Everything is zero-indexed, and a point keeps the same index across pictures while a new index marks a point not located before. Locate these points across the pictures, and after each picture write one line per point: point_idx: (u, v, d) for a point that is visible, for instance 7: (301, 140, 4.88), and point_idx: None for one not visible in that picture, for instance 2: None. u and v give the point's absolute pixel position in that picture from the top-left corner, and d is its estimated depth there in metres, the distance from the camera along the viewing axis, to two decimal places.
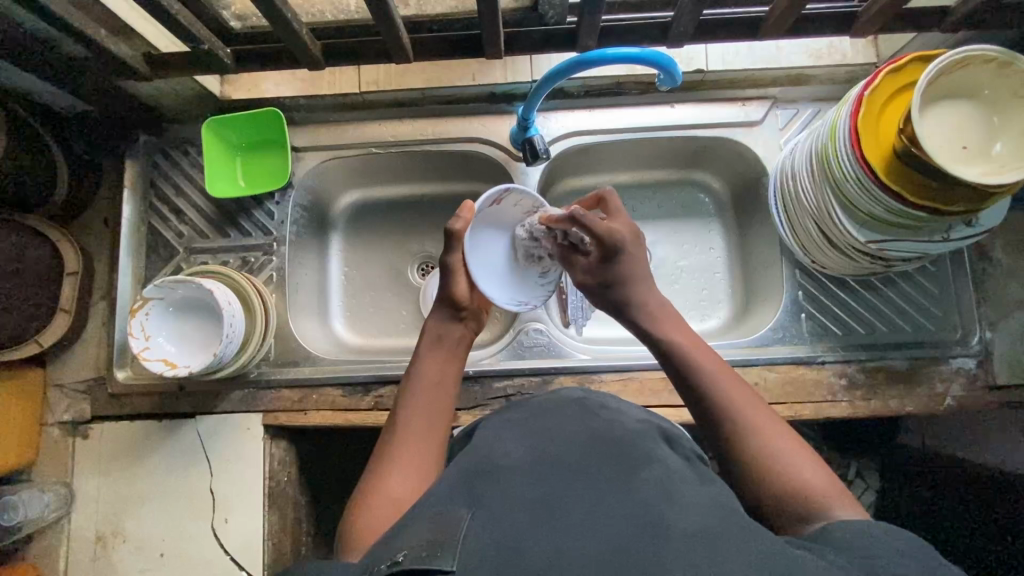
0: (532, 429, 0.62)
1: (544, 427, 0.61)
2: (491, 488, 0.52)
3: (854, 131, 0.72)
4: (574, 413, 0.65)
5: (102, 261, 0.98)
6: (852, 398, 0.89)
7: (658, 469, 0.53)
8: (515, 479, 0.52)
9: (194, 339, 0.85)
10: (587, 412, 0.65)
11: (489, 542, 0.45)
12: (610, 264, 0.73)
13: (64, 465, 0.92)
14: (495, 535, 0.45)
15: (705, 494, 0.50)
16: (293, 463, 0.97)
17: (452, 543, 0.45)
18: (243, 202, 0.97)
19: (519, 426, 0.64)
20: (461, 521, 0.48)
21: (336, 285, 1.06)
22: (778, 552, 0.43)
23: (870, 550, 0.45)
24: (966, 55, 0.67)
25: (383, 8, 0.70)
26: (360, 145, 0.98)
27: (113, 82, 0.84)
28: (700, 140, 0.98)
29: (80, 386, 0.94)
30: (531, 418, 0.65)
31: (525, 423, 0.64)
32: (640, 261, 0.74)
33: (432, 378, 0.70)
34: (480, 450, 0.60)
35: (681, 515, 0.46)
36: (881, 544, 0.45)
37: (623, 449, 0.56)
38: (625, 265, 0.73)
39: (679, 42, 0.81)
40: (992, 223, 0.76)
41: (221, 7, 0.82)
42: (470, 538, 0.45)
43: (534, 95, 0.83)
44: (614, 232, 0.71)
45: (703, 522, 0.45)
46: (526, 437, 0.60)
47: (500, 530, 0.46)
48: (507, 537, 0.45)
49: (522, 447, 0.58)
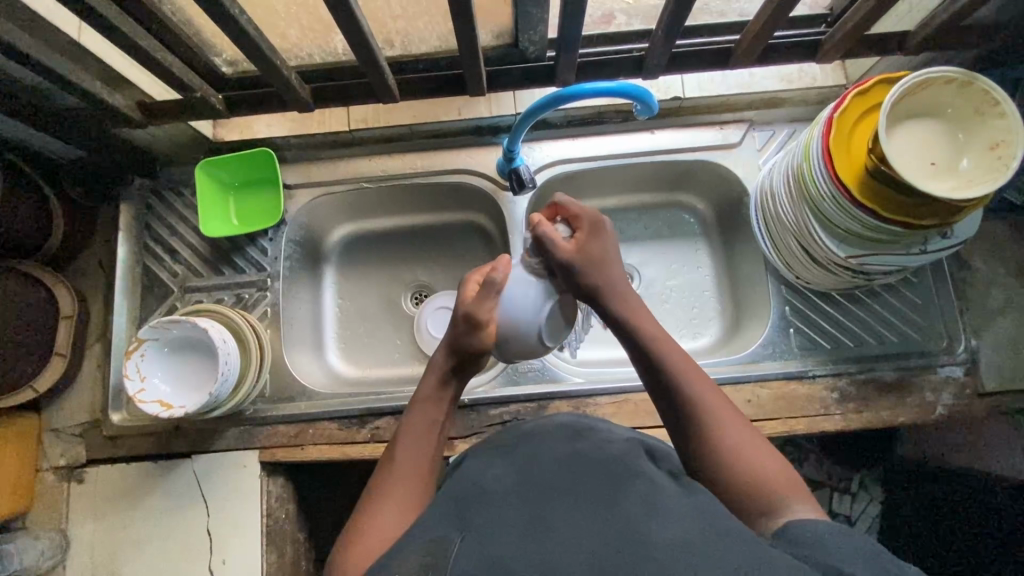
0: (518, 453, 0.63)
1: (532, 450, 0.62)
2: (479, 510, 0.53)
3: (827, 151, 0.74)
4: (564, 435, 0.65)
5: (96, 303, 0.98)
6: (845, 411, 0.90)
7: (640, 480, 0.54)
8: (501, 503, 0.52)
9: (189, 381, 0.85)
10: (575, 434, 0.65)
11: (474, 561, 0.46)
12: (589, 274, 0.70)
13: (60, 511, 0.91)
14: (484, 555, 0.47)
15: (689, 503, 0.51)
16: (291, 499, 0.96)
17: (445, 563, 0.46)
18: (237, 239, 0.99)
19: (507, 454, 0.64)
20: (448, 545, 0.48)
21: (331, 318, 1.07)
22: (756, 558, 0.44)
23: (842, 546, 0.47)
24: (927, 78, 0.70)
25: (369, 52, 0.73)
26: (351, 180, 1.00)
27: (109, 131, 0.86)
28: (681, 164, 1.01)
29: (75, 430, 0.94)
30: (520, 443, 0.66)
31: (516, 446, 0.65)
32: (615, 267, 0.71)
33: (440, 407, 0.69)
34: (474, 475, 0.61)
35: (659, 531, 0.47)
36: (861, 545, 0.47)
37: (608, 465, 0.57)
38: (594, 275, 0.70)
39: (654, 73, 0.85)
40: (966, 235, 0.78)
41: (212, 53, 0.81)
42: (459, 559, 0.47)
43: (517, 128, 0.86)
44: (588, 247, 0.70)
45: (683, 530, 0.47)
46: (513, 462, 0.61)
47: (489, 548, 0.47)
48: (494, 559, 0.46)
49: (511, 471, 0.59)
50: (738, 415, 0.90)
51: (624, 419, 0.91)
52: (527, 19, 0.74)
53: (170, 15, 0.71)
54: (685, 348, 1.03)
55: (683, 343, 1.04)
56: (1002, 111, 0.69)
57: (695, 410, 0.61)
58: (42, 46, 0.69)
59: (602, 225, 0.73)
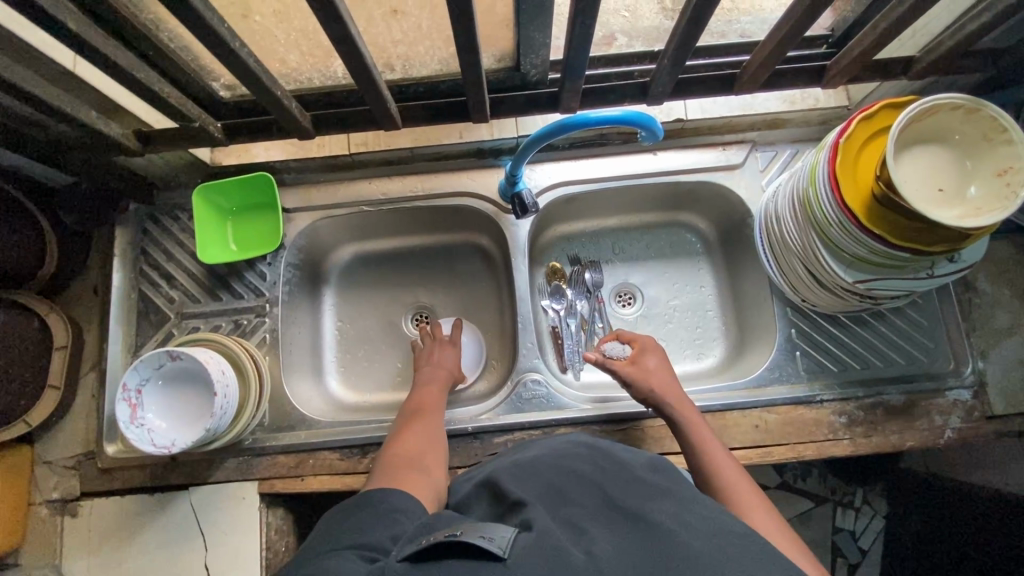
0: (544, 465, 0.63)
1: (557, 463, 0.63)
2: (523, 512, 0.53)
3: (833, 176, 0.74)
4: (587, 452, 0.65)
5: (91, 331, 0.97)
6: (853, 436, 0.89)
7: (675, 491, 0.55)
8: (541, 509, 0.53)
9: (183, 413, 0.82)
10: (600, 452, 0.65)
11: (529, 550, 0.47)
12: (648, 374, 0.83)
13: (52, 546, 0.88)
14: (538, 546, 0.47)
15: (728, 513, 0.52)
16: (291, 530, 0.94)
17: (505, 536, 0.49)
18: (235, 264, 0.97)
19: (534, 470, 0.63)
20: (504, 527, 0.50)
21: (330, 342, 1.05)
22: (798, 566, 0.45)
23: None
24: (934, 104, 0.69)
25: (370, 81, 0.72)
26: (351, 204, 0.99)
27: (103, 159, 0.85)
28: (684, 184, 1.00)
29: (69, 462, 0.92)
30: (543, 459, 0.65)
31: (534, 463, 0.65)
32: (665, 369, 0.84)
33: (428, 415, 0.82)
34: (498, 498, 0.61)
35: (704, 532, 0.48)
36: None
37: (643, 476, 0.58)
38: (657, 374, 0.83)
39: (658, 99, 0.84)
40: (973, 259, 0.77)
41: (209, 80, 0.80)
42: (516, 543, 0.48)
43: (520, 154, 0.85)
44: (642, 362, 0.85)
45: (724, 539, 0.48)
46: (537, 477, 0.61)
47: (543, 540, 0.48)
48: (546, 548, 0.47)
49: (539, 486, 0.59)
50: (746, 441, 0.88)
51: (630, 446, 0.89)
52: (530, 43, 0.73)
53: (167, 44, 0.70)
54: (689, 369, 1.03)
55: (687, 365, 1.03)
56: (1009, 138, 0.68)
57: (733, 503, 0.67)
58: (37, 78, 0.67)
59: (651, 345, 0.88)
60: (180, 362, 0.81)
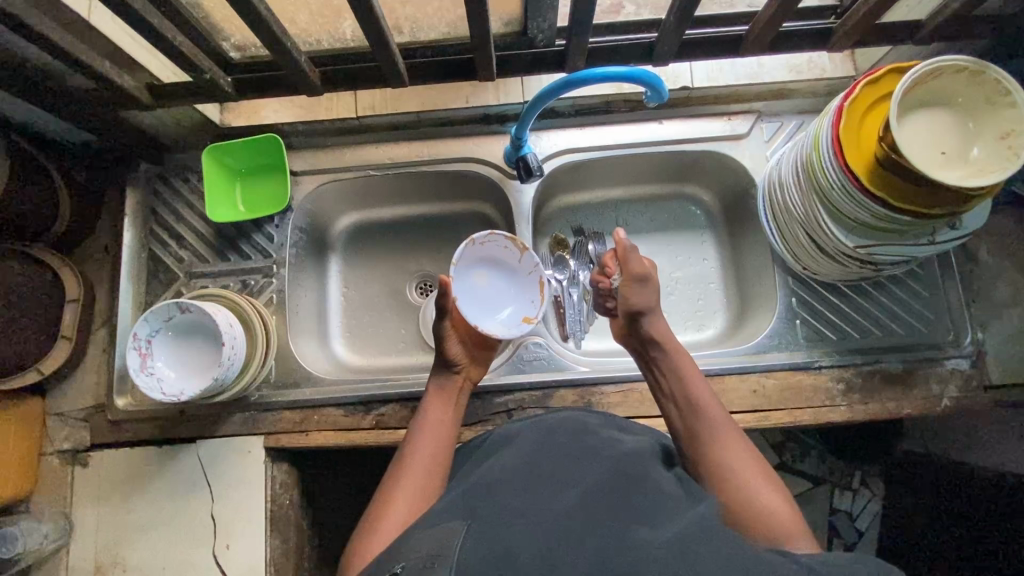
0: (534, 441, 0.67)
1: (543, 444, 0.66)
2: (497, 497, 0.57)
3: (837, 140, 0.74)
4: (570, 435, 0.68)
5: (102, 288, 0.98)
6: (851, 403, 0.90)
7: (646, 491, 0.58)
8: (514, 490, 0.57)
9: (194, 365, 0.84)
10: (586, 432, 0.69)
11: (479, 551, 0.50)
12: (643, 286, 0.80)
13: (63, 495, 0.91)
14: (491, 547, 0.50)
15: (692, 514, 0.54)
16: (295, 485, 0.96)
17: (450, 555, 0.50)
18: (242, 226, 0.99)
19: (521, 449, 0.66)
20: (459, 529, 0.54)
21: (336, 308, 1.06)
22: (754, 559, 0.48)
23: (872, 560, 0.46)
24: (938, 65, 0.69)
25: (380, 36, 0.73)
26: (357, 168, 1.00)
27: (115, 114, 0.86)
28: (689, 154, 1.01)
29: (80, 414, 0.94)
30: (534, 435, 0.68)
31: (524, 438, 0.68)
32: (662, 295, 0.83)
33: (426, 434, 0.75)
34: (487, 469, 0.64)
35: (658, 535, 0.50)
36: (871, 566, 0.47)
37: (616, 467, 0.61)
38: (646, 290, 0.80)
39: (664, 61, 0.84)
40: (976, 224, 0.77)
41: (221, 38, 0.81)
42: (465, 550, 0.50)
43: (525, 115, 0.85)
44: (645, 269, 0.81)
45: (684, 535, 0.50)
46: (525, 455, 0.64)
47: (494, 547, 0.50)
48: (499, 549, 0.49)
49: (520, 460, 0.63)
50: (744, 406, 0.89)
51: (630, 409, 0.91)
52: (537, 5, 0.73)
53: None
54: (690, 340, 1.04)
55: (688, 335, 1.04)
56: (1013, 100, 0.69)
57: (718, 440, 0.69)
58: (53, 24, 0.69)
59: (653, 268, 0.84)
60: (188, 315, 0.83)
